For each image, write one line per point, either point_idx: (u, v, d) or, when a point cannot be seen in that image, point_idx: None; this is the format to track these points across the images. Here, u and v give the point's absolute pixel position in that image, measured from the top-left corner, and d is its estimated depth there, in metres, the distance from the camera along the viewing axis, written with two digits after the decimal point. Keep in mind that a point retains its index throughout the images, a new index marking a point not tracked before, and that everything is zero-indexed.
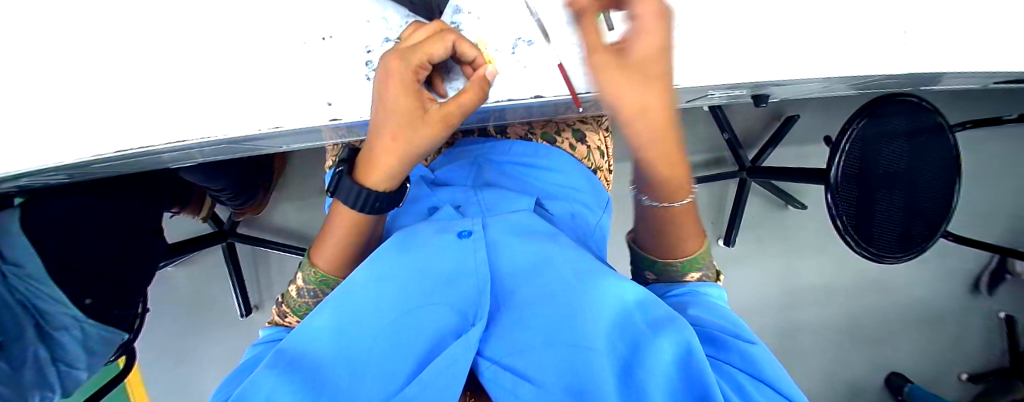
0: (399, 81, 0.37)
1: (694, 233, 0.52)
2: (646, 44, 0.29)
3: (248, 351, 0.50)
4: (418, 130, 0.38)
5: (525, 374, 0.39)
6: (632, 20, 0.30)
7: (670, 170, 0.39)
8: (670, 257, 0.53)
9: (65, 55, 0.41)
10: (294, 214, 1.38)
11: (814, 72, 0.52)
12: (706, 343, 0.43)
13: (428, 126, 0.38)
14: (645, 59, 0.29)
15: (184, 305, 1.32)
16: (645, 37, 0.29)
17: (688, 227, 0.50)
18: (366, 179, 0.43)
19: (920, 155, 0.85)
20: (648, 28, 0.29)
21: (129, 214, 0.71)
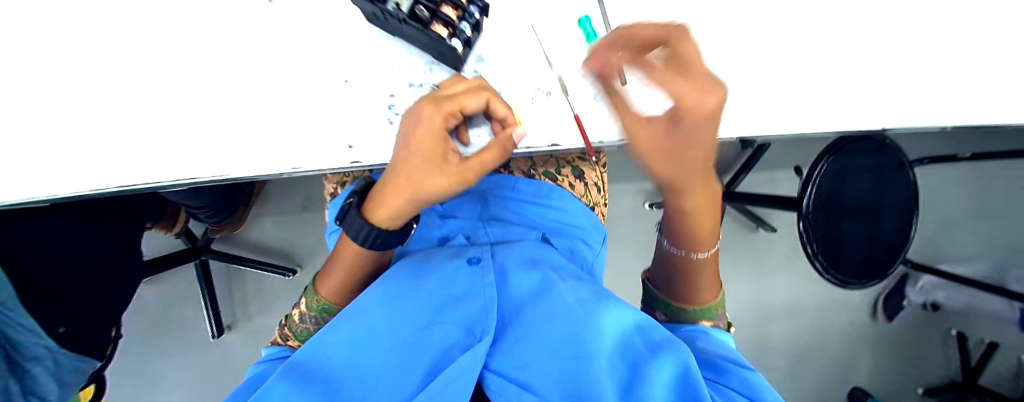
0: (429, 125, 0.39)
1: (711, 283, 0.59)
2: (674, 144, 0.36)
3: (249, 370, 0.49)
4: (436, 177, 0.40)
5: (526, 385, 0.40)
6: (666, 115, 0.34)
7: (704, 214, 0.51)
8: (682, 302, 0.58)
9: (79, 86, 0.41)
10: (274, 230, 1.34)
11: (798, 122, 0.57)
12: (710, 370, 0.45)
13: (446, 177, 0.40)
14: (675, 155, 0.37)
15: (153, 326, 1.25)
16: (664, 132, 0.36)
17: (707, 275, 0.58)
18: (373, 215, 0.43)
19: (884, 187, 0.92)
20: (666, 128, 0.35)
21: (111, 232, 0.69)
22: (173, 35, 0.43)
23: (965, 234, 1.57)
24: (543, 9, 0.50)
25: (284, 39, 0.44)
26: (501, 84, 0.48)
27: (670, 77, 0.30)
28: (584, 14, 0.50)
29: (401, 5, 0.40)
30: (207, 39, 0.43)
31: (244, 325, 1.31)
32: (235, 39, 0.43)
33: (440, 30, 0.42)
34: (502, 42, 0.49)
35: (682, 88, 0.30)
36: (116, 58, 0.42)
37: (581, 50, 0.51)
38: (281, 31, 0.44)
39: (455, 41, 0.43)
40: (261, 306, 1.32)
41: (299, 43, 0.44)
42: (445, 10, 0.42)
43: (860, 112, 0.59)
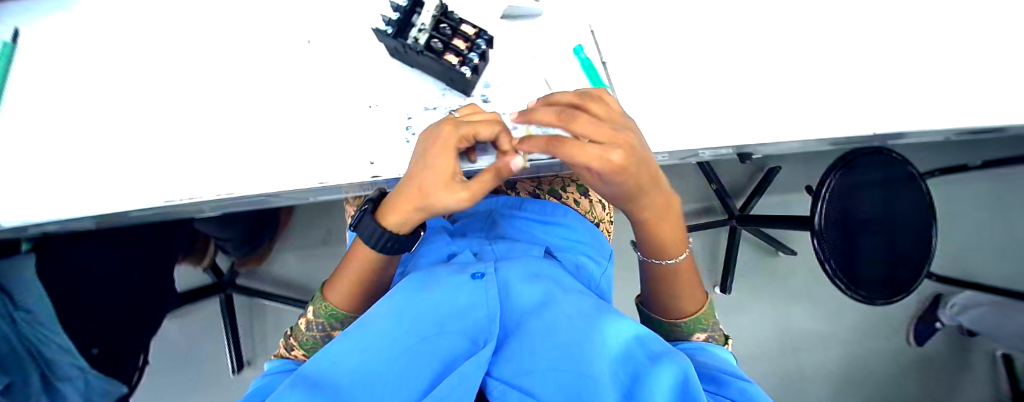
0: (442, 145, 0.42)
1: (696, 290, 0.59)
2: (608, 184, 0.43)
3: (254, 382, 0.49)
4: (439, 193, 0.43)
5: (527, 391, 0.41)
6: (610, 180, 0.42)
7: (670, 227, 0.54)
8: (672, 318, 0.58)
9: (136, 117, 0.47)
10: (294, 264, 1.38)
11: (805, 131, 0.58)
12: (712, 382, 0.45)
13: (454, 195, 0.42)
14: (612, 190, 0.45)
15: (175, 359, 1.29)
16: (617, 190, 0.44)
17: (686, 283, 0.58)
18: (384, 218, 0.47)
19: (896, 201, 0.91)
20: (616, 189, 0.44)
21: (145, 259, 0.74)
22: (232, 84, 0.48)
23: (998, 255, 1.51)
24: (545, 39, 0.54)
25: (312, 71, 0.50)
26: (507, 106, 0.52)
27: (574, 150, 0.40)
28: (577, 43, 0.54)
29: (419, 39, 0.45)
30: (253, 76, 0.49)
31: (262, 360, 1.32)
32: (269, 72, 0.49)
33: (450, 59, 0.46)
34: (508, 68, 0.53)
35: (588, 155, 0.39)
36: (175, 94, 0.48)
37: (576, 75, 0.54)
38: (317, 67, 0.50)
39: (465, 68, 0.46)
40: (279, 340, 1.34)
41: (325, 74, 0.50)
42: (455, 42, 0.46)
43: (866, 121, 0.60)
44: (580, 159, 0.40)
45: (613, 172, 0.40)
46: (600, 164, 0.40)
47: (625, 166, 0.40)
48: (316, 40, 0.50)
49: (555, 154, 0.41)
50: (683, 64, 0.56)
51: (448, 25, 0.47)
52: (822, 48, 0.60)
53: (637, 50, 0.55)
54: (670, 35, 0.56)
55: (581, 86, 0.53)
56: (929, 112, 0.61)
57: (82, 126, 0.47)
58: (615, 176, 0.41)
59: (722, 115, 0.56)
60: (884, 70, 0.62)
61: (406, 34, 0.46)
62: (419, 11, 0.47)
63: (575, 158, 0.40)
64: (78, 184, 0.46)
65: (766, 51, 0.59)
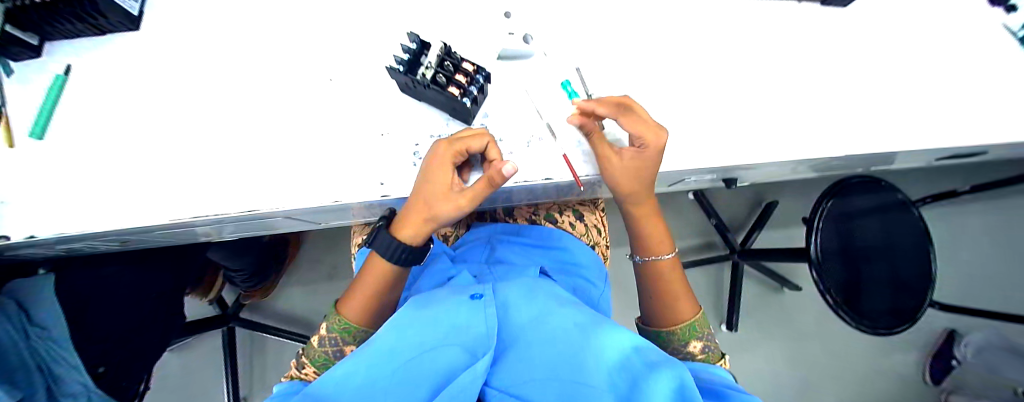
0: (439, 159, 0.47)
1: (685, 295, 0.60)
2: (633, 163, 0.53)
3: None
4: (439, 203, 0.47)
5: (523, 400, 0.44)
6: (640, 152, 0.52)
7: (655, 228, 0.61)
8: (670, 325, 0.58)
9: (169, 142, 0.52)
10: (298, 297, 1.40)
11: (786, 158, 0.61)
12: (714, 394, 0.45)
13: (453, 204, 0.47)
14: (630, 172, 0.54)
15: (176, 396, 1.27)
16: (637, 165, 0.53)
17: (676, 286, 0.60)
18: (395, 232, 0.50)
19: (892, 229, 0.92)
20: (638, 164, 0.53)
21: (160, 279, 0.76)
22: (256, 113, 0.53)
23: (1006, 290, 1.49)
24: (537, 74, 0.59)
25: (328, 101, 0.55)
26: (503, 133, 0.56)
27: (635, 121, 0.51)
28: (564, 79, 0.59)
29: (425, 75, 0.50)
30: (276, 108, 0.54)
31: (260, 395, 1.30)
32: (290, 102, 0.54)
33: (454, 91, 0.50)
34: (504, 102, 0.57)
35: (646, 127, 0.51)
36: (211, 128, 0.52)
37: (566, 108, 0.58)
38: (334, 100, 0.55)
39: (465, 98, 0.50)
40: (279, 375, 1.33)
41: (340, 105, 0.55)
42: (458, 77, 0.51)
43: (844, 148, 0.63)
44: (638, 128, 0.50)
45: (653, 148, 0.51)
46: (647, 136, 0.51)
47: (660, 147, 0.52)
48: (334, 77, 0.55)
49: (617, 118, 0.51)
50: (667, 96, 0.61)
51: (451, 63, 0.52)
52: (799, 82, 0.65)
53: (625, 84, 0.60)
54: (654, 70, 0.61)
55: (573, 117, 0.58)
56: (905, 140, 0.64)
57: (127, 154, 0.51)
58: (650, 154, 0.52)
59: (707, 144, 0.60)
60: (861, 101, 0.65)
61: (414, 71, 0.51)
62: (425, 52, 0.52)
63: (634, 127, 0.50)
64: (121, 206, 0.50)
65: (745, 84, 0.63)
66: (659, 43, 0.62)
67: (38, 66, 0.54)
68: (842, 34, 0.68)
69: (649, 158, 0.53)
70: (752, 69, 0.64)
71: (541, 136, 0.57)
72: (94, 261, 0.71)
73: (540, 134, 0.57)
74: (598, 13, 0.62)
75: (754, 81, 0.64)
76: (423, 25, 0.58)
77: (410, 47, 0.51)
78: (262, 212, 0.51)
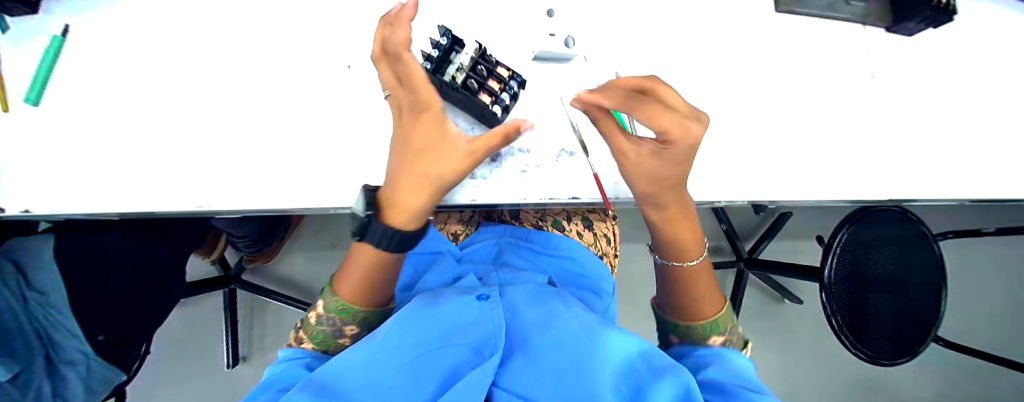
0: (424, 97, 0.38)
1: (713, 295, 0.59)
2: (664, 158, 0.44)
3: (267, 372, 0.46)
4: (440, 167, 0.42)
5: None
6: (670, 146, 0.43)
7: (683, 228, 0.55)
8: (690, 321, 0.58)
9: (177, 122, 0.49)
10: (300, 264, 1.40)
11: (814, 195, 0.59)
12: (720, 392, 0.46)
13: (460, 161, 0.42)
14: (650, 169, 0.47)
15: (174, 349, 1.28)
16: (666, 161, 0.45)
17: (702, 288, 0.59)
18: (397, 220, 0.45)
19: (908, 260, 0.89)
20: (671, 160, 0.44)
21: (161, 249, 0.75)
22: None
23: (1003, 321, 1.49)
24: (573, 83, 0.56)
25: None
26: (531, 145, 0.52)
27: (661, 112, 0.40)
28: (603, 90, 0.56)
29: (455, 78, 0.47)
30: (301, 98, 0.53)
31: (258, 356, 1.32)
32: None
33: (485, 99, 0.47)
34: (535, 109, 0.54)
35: (670, 118, 0.40)
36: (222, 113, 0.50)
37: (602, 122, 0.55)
38: (358, 94, 0.54)
39: (495, 106, 0.48)
40: (278, 337, 1.34)
41: None
42: (490, 82, 0.48)
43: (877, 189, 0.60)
44: (662, 121, 0.40)
45: (682, 144, 0.42)
46: (675, 129, 0.41)
47: (692, 139, 0.42)
48: (354, 65, 0.55)
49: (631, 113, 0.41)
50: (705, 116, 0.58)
51: (483, 66, 0.48)
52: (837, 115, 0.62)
53: None
54: (694, 86, 0.58)
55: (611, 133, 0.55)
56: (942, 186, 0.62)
57: (131, 130, 0.49)
58: (681, 149, 0.42)
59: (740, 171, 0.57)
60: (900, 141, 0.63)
61: (443, 71, 0.47)
62: (457, 49, 0.48)
63: (660, 121, 0.40)
64: (122, 186, 0.48)
65: (783, 112, 0.61)
66: (702, 58, 0.59)
67: (35, 23, 0.49)
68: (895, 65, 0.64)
69: (681, 152, 0.43)
70: (791, 97, 0.62)
71: (571, 151, 0.53)
72: (95, 228, 0.69)
73: (572, 150, 0.53)
74: (644, 19, 0.58)
75: (793, 110, 0.61)
76: (457, 12, 0.53)
77: (440, 42, 0.47)
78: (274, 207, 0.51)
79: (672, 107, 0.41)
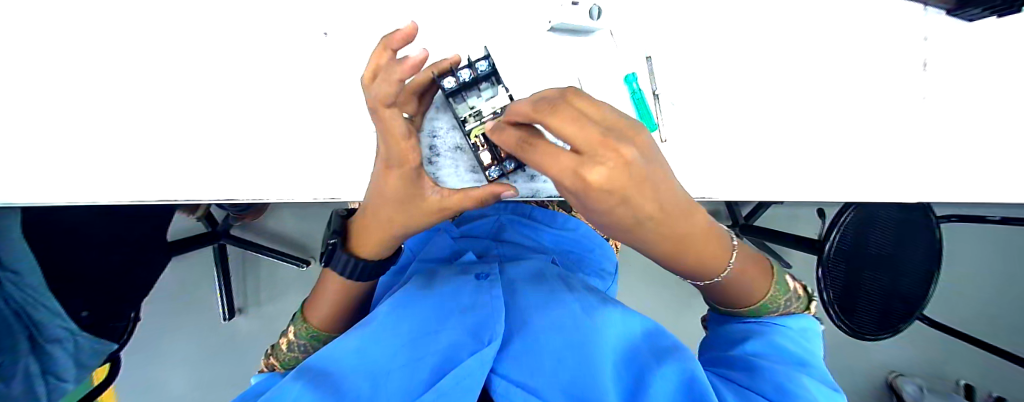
0: (398, 156, 0.33)
1: (762, 276, 0.49)
2: (593, 215, 0.26)
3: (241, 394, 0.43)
4: (403, 219, 0.39)
5: (533, 389, 0.41)
6: (596, 203, 0.24)
7: (713, 255, 0.41)
8: (737, 306, 0.49)
9: (134, 103, 0.44)
10: (290, 220, 1.36)
11: (834, 192, 0.56)
12: (746, 371, 0.42)
13: (423, 216, 0.39)
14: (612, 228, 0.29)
15: (169, 301, 1.29)
16: (614, 220, 0.26)
17: (749, 270, 0.48)
18: (361, 252, 0.45)
19: (906, 241, 0.89)
20: (612, 218, 0.26)
21: (130, 224, 0.73)
22: (237, 78, 0.46)
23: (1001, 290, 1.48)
24: (598, 58, 0.52)
25: (326, 74, 0.47)
26: None
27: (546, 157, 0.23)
28: (631, 72, 0.52)
29: (467, 122, 0.42)
30: (269, 70, 0.46)
31: (254, 309, 1.33)
32: (277, 66, 0.46)
33: (486, 160, 0.42)
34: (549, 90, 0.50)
35: (559, 166, 0.22)
36: (187, 93, 0.45)
37: (625, 107, 0.52)
38: (340, 68, 0.48)
39: (493, 170, 0.44)
40: (272, 291, 1.34)
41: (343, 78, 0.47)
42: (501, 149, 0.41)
43: (905, 187, 0.56)
44: (551, 170, 0.23)
45: (611, 195, 0.22)
46: (575, 183, 0.22)
47: (616, 189, 0.22)
48: (333, 33, 0.47)
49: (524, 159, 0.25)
50: (720, 102, 0.54)
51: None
52: (879, 101, 0.56)
53: (674, 81, 0.53)
54: (715, 68, 0.54)
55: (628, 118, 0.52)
56: (970, 185, 0.58)
57: (83, 112, 0.44)
58: (611, 199, 0.23)
59: (753, 164, 0.54)
60: (942, 131, 0.57)
61: (461, 97, 0.41)
62: (495, 85, 0.41)
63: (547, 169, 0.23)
64: (84, 175, 0.44)
65: (813, 98, 0.55)
66: (729, 36, 0.54)
67: None
68: (950, 45, 0.58)
69: (616, 205, 0.23)
70: (827, 79, 0.56)
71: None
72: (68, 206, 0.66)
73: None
74: None
75: (826, 95, 0.56)
76: None
77: (481, 70, 0.39)
78: (255, 198, 0.47)
79: (571, 146, 0.22)
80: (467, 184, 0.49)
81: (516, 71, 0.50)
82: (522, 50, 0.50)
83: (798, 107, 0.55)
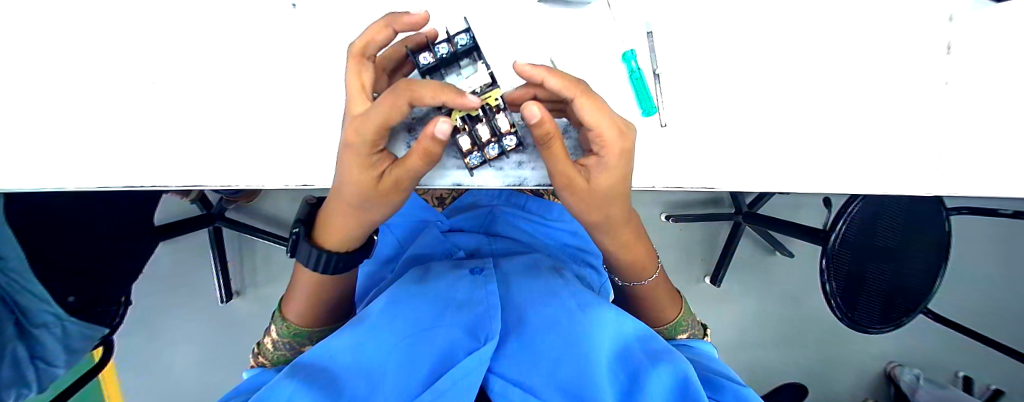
0: (367, 139, 0.33)
1: (672, 298, 0.59)
2: (602, 173, 0.38)
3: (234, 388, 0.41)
4: (361, 201, 0.37)
5: (529, 388, 0.39)
6: (608, 163, 0.38)
7: (634, 248, 0.51)
8: (655, 324, 0.59)
9: (98, 81, 0.42)
10: (286, 203, 1.34)
11: (842, 183, 0.53)
12: (705, 384, 0.42)
13: (382, 197, 0.37)
14: (596, 194, 0.40)
15: (165, 284, 1.29)
16: (608, 178, 0.39)
17: (662, 296, 0.58)
18: (325, 242, 0.43)
19: (913, 232, 0.86)
20: (609, 175, 0.38)
21: (111, 206, 0.70)
22: (204, 55, 0.43)
23: (1012, 284, 1.45)
24: (594, 36, 0.49)
25: (298, 50, 0.44)
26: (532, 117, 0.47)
27: (606, 124, 0.35)
28: (630, 49, 0.49)
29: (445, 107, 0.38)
30: (239, 46, 0.43)
31: (251, 292, 1.32)
32: (247, 41, 0.44)
33: (465, 144, 0.39)
34: None
35: (618, 132, 0.36)
36: (154, 71, 0.42)
37: (622, 90, 0.49)
38: (313, 43, 0.44)
39: (472, 157, 0.42)
40: (269, 274, 1.33)
41: (318, 55, 0.44)
42: (480, 130, 0.38)
43: (919, 179, 0.53)
44: (605, 133, 0.35)
45: (624, 158, 0.38)
46: (618, 148, 0.37)
47: (629, 158, 0.38)
48: (305, 6, 0.44)
49: (565, 95, 0.34)
50: (721, 86, 0.51)
51: (484, 110, 0.38)
52: (889, 84, 0.53)
53: (673, 62, 0.50)
54: (719, 47, 0.50)
55: (624, 102, 0.49)
56: (993, 177, 0.55)
57: (49, 91, 0.42)
58: (620, 162, 0.38)
59: (756, 154, 0.51)
60: (958, 119, 0.54)
61: (440, 74, 0.39)
62: (475, 61, 0.40)
63: (604, 133, 0.35)
64: (50, 159, 0.42)
65: (824, 80, 0.52)
66: (731, 9, 0.50)
67: None
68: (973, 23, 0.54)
69: (620, 168, 0.38)
70: (841, 61, 0.52)
71: (570, 130, 0.47)
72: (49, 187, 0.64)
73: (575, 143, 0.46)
74: None
75: (838, 78, 0.52)
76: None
77: (460, 44, 0.37)
78: (231, 185, 0.45)
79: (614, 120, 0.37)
80: (447, 173, 0.46)
81: (506, 51, 0.47)
82: (513, 26, 0.47)
83: (805, 92, 0.52)
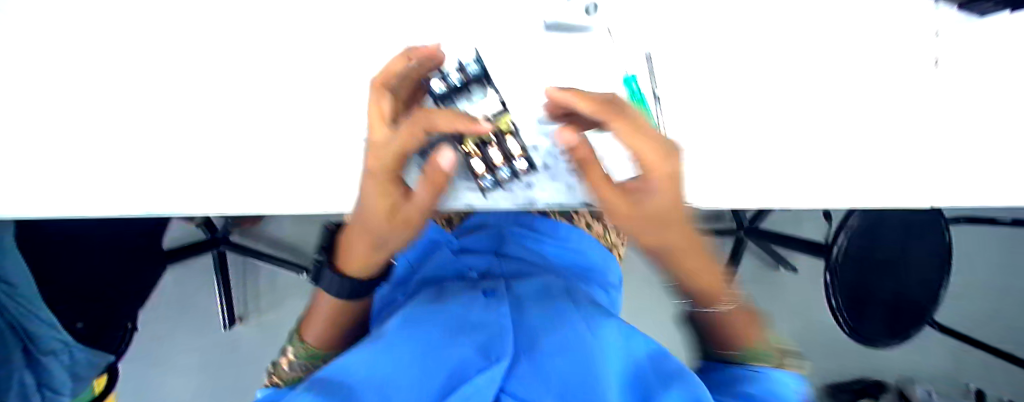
0: (385, 164, 0.35)
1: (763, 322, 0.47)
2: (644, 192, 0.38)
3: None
4: (381, 229, 0.39)
5: None
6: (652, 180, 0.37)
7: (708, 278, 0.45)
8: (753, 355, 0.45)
9: (120, 111, 0.44)
10: (291, 226, 1.35)
11: (841, 196, 0.54)
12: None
13: (398, 226, 0.39)
14: (643, 215, 0.39)
15: (169, 309, 1.28)
16: (654, 197, 0.38)
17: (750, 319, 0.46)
18: (346, 268, 0.44)
19: (915, 244, 0.87)
20: (654, 193, 0.38)
21: (121, 232, 0.71)
22: (222, 85, 0.45)
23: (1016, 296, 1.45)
24: (595, 60, 0.51)
25: (312, 79, 0.46)
26: (539, 140, 0.48)
27: (641, 139, 0.35)
28: (630, 72, 0.51)
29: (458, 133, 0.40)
30: (255, 75, 0.45)
31: (254, 317, 1.31)
32: (264, 71, 0.45)
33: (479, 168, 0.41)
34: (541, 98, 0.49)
35: (655, 147, 0.35)
36: (174, 100, 0.44)
37: None
38: (326, 72, 0.46)
39: (486, 180, 0.44)
40: (273, 298, 1.33)
41: (331, 83, 0.46)
42: (493, 154, 0.40)
43: (915, 191, 0.55)
44: (642, 149, 0.35)
45: (670, 173, 0.37)
46: (658, 164, 0.36)
47: (677, 175, 0.37)
48: (320, 37, 0.46)
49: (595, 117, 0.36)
50: (718, 106, 0.52)
51: (495, 135, 0.40)
52: (880, 101, 0.55)
53: (672, 84, 0.52)
54: (713, 70, 0.53)
55: None
56: (987, 188, 0.56)
57: (72, 121, 0.43)
58: (666, 176, 0.37)
59: (755, 170, 0.53)
60: (949, 133, 0.56)
61: (452, 101, 0.41)
62: (486, 87, 0.41)
63: (640, 148, 0.35)
64: (71, 187, 0.43)
65: (817, 98, 0.54)
66: (726, 32, 0.53)
67: None
68: (957, 42, 0.56)
69: (666, 185, 0.37)
70: (832, 79, 0.54)
71: None
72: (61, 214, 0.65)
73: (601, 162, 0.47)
74: None
75: (832, 95, 0.54)
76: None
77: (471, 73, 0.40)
78: (246, 209, 0.46)
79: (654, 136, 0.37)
80: (459, 195, 0.47)
81: (511, 77, 0.49)
82: (518, 53, 0.50)
83: (800, 110, 0.54)
